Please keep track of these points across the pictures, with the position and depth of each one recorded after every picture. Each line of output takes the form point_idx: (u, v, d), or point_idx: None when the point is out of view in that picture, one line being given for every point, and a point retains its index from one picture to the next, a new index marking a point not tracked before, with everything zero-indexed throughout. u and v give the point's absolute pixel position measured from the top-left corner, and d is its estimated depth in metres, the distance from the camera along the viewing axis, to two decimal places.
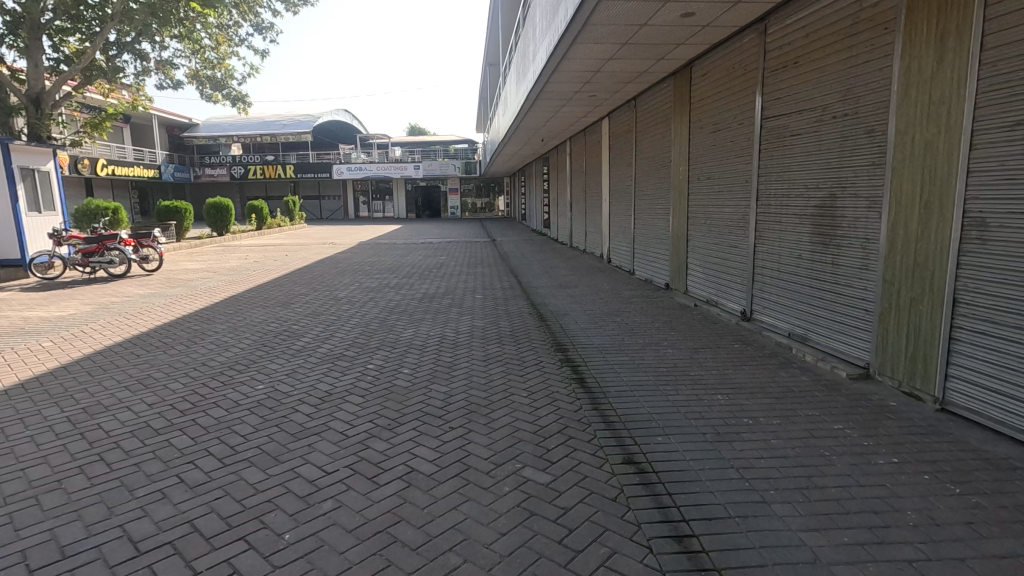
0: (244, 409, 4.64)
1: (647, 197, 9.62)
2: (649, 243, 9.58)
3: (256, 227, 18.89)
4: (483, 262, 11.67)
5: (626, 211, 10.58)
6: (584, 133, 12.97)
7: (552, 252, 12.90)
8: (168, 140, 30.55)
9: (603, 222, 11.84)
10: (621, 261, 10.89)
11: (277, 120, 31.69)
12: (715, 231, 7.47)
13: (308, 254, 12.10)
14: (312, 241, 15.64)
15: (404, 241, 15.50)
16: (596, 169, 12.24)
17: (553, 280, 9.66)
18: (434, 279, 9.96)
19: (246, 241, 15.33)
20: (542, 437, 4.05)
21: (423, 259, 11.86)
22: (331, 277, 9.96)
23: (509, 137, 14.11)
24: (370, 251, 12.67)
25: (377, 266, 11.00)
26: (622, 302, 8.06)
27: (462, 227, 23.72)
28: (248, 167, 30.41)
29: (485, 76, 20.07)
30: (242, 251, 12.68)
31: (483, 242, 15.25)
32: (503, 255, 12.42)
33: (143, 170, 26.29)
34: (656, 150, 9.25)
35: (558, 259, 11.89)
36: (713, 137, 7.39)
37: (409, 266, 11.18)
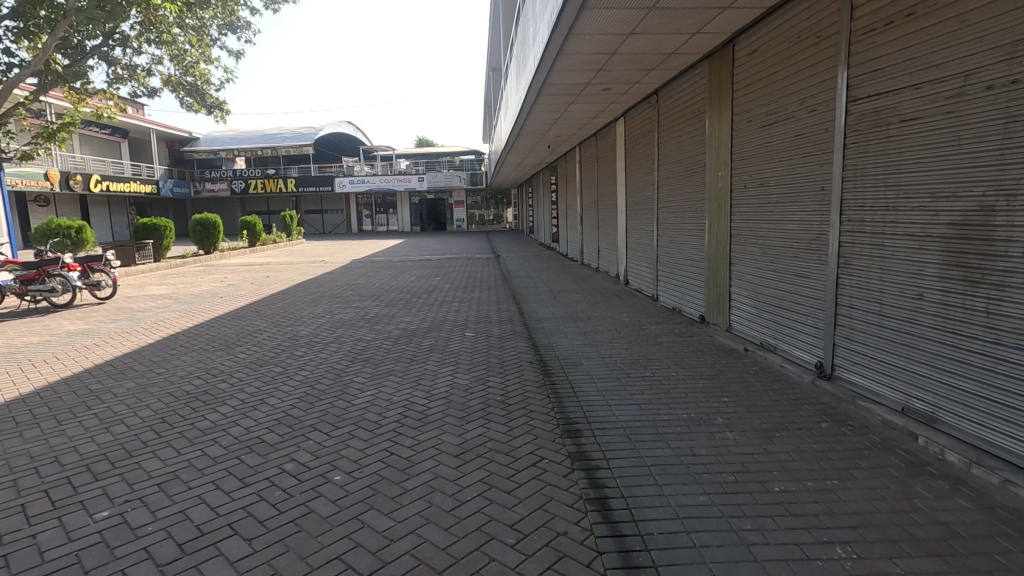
0: (147, 496, 4.10)
1: (674, 211, 8.42)
2: (676, 265, 8.40)
3: (248, 243, 18.03)
4: (483, 286, 10.57)
5: (647, 230, 9.40)
6: (595, 136, 11.79)
7: (560, 272, 11.77)
8: (167, 155, 30.02)
9: (618, 239, 10.67)
10: (640, 285, 9.72)
11: (278, 132, 31.02)
12: (775, 254, 6.25)
13: (294, 276, 11.12)
14: (304, 259, 14.69)
15: (401, 258, 14.46)
16: (610, 177, 11.05)
17: (561, 311, 8.52)
18: (427, 309, 8.89)
19: (233, 261, 14.40)
20: (510, 527, 3.55)
21: (417, 282, 10.84)
22: (312, 307, 8.94)
23: (513, 143, 12.87)
24: (361, 272, 11.64)
25: (365, 292, 9.96)
26: (642, 342, 6.93)
27: (467, 241, 22.68)
28: (248, 181, 29.78)
29: (488, 81, 19.11)
30: (221, 273, 11.67)
31: (486, 258, 14.16)
32: (508, 277, 11.29)
33: (139, 186, 25.67)
34: (683, 153, 8.10)
35: (568, 281, 10.76)
36: (774, 130, 6.14)
37: (400, 290, 10.13)
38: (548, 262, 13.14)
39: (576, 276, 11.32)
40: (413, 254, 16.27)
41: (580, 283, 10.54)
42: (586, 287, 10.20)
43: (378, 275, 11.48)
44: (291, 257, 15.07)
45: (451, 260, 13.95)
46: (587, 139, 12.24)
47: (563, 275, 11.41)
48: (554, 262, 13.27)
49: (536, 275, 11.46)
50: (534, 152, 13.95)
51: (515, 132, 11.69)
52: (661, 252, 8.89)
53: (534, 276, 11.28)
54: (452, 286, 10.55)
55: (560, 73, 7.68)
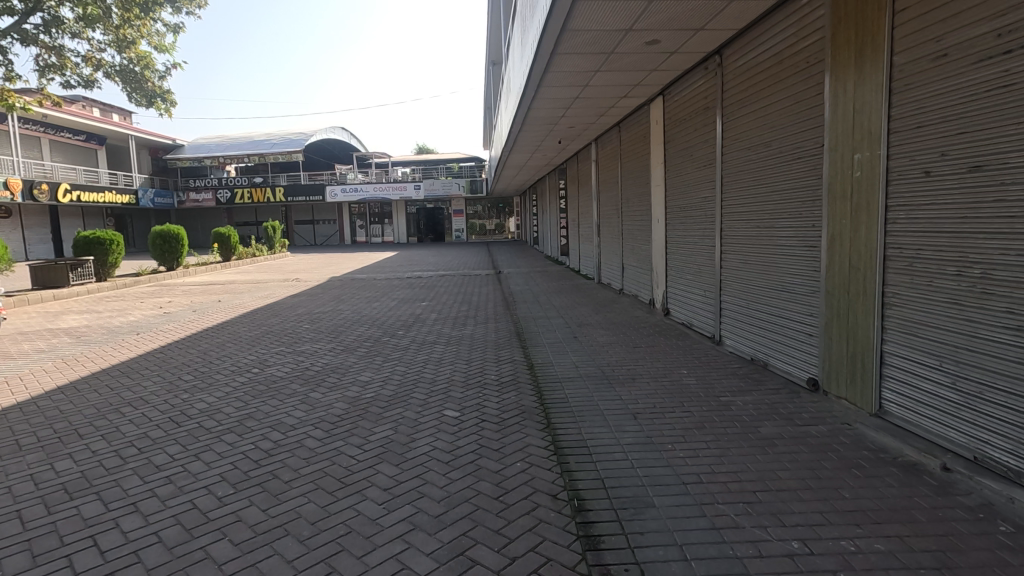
0: (191, 439, 4.55)
1: (767, 214, 5.84)
2: (765, 297, 5.91)
3: (223, 257, 16.27)
4: (481, 314, 8.74)
5: (700, 244, 7.25)
6: (623, 124, 9.78)
7: (577, 294, 9.85)
8: (151, 163, 28.57)
9: (656, 255, 8.56)
10: (686, 319, 7.67)
11: (267, 138, 29.52)
12: (1013, 293, 3.43)
13: (254, 298, 9.36)
14: (277, 275, 12.92)
15: (388, 273, 12.65)
16: (651, 169, 8.71)
17: (583, 353, 6.64)
18: (408, 345, 7.07)
19: (196, 278, 12.63)
20: (504, 479, 3.86)
21: (400, 307, 9.05)
22: (264, 341, 7.14)
23: (523, 132, 10.50)
24: (335, 293, 9.85)
25: (335, 320, 8.15)
26: (698, 400, 5.05)
27: (466, 253, 20.92)
28: (235, 190, 28.23)
29: (489, 76, 17.36)
30: (167, 296, 9.77)
31: (486, 274, 12.31)
32: (518, 302, 9.37)
33: (116, 196, 24.12)
34: (779, 132, 5.55)
35: (587, 308, 8.86)
36: (1022, 59, 3.31)
37: (378, 318, 8.31)
38: (558, 279, 11.27)
39: (593, 300, 9.43)
40: (403, 267, 14.44)
41: (601, 311, 8.64)
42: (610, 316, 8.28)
43: (355, 296, 9.68)
44: (263, 274, 13.29)
45: (445, 275, 12.14)
46: (619, 125, 9.86)
47: (579, 298, 9.52)
48: (565, 279, 11.40)
49: (549, 298, 9.55)
50: (542, 149, 11.97)
51: (523, 116, 9.46)
52: (737, 274, 6.44)
53: (547, 300, 9.39)
54: (441, 313, 8.72)
55: (574, 37, 6.00)
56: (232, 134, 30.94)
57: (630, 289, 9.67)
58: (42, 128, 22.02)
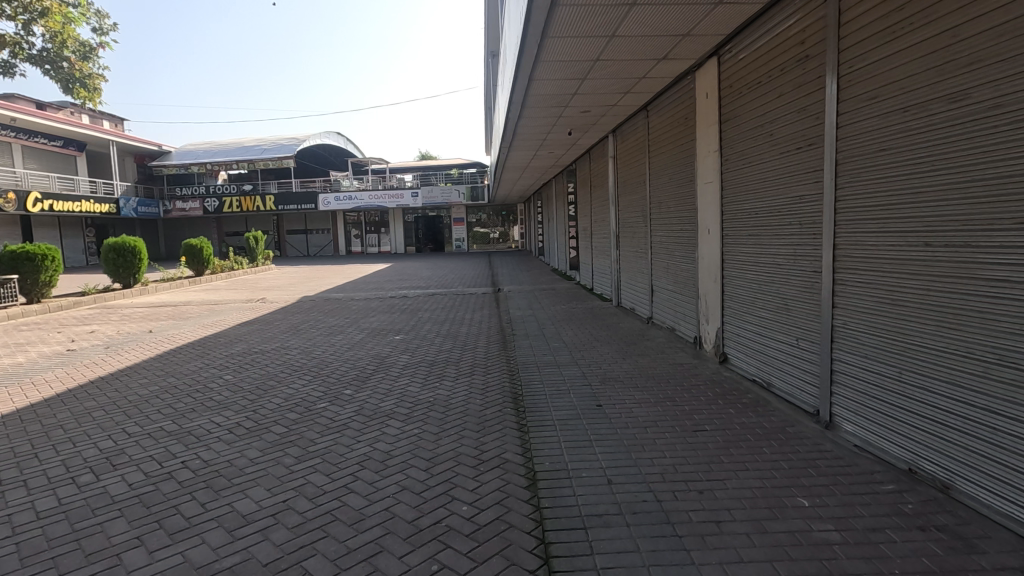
0: (124, 477, 4.16)
1: (963, 212, 3.42)
2: (949, 360, 3.53)
3: (194, 271, 14.79)
4: (469, 353, 6.95)
5: (786, 264, 5.15)
6: (652, 107, 7.87)
7: (596, 325, 7.98)
8: (135, 170, 27.28)
9: (707, 277, 6.61)
10: (754, 369, 5.68)
11: (258, 143, 28.14)
12: None
13: (195, 329, 7.71)
14: (243, 295, 11.28)
15: (369, 291, 10.96)
16: (703, 159, 6.62)
17: (609, 424, 4.77)
18: (369, 405, 5.30)
19: (149, 298, 11.01)
20: (476, 522, 3.49)
21: (371, 343, 7.32)
22: (179, 401, 5.44)
23: (528, 117, 8.48)
24: (294, 322, 8.14)
25: (282, 364, 6.43)
26: (798, 528, 3.20)
27: (463, 265, 19.28)
28: (223, 199, 26.91)
29: (487, 70, 15.73)
30: (97, 323, 8.19)
31: (483, 292, 10.59)
32: (521, 336, 7.51)
33: (94, 205, 22.78)
34: (989, 67, 3.20)
35: (610, 346, 6.99)
36: None
37: (339, 361, 6.58)
38: (568, 302, 9.46)
39: (615, 333, 7.57)
40: (389, 283, 12.73)
41: (628, 350, 6.75)
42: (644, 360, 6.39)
43: (319, 326, 7.97)
44: (228, 293, 11.64)
45: (434, 294, 10.42)
46: (653, 104, 7.79)
47: (597, 332, 7.66)
48: (578, 301, 9.58)
49: (563, 333, 7.66)
50: (548, 145, 10.15)
51: (524, 95, 7.53)
52: (866, 310, 4.18)
53: (561, 335, 7.50)
54: (420, 353, 6.95)
55: None
56: (221, 140, 29.56)
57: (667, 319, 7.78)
58: (13, 133, 20.74)
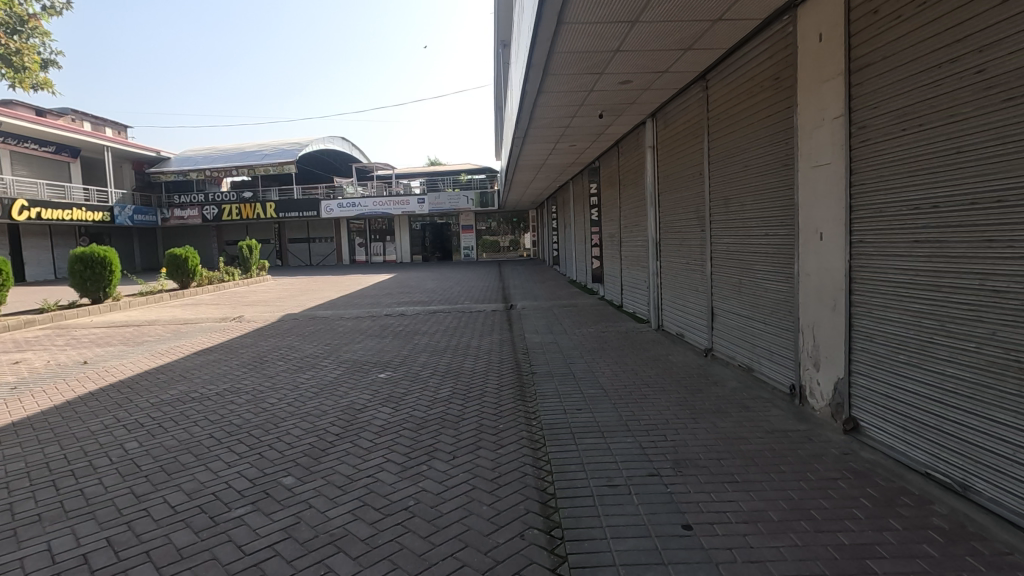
0: None
1: None
2: None
3: (179, 282, 13.61)
4: (469, 401, 5.33)
5: (994, 292, 3.02)
6: (714, 71, 5.87)
7: (632, 359, 6.26)
8: (133, 177, 26.39)
9: (807, 303, 4.53)
10: (899, 447, 3.68)
11: (259, 149, 27.09)
12: None
13: (138, 362, 6.32)
14: (220, 312, 9.93)
15: (361, 307, 9.53)
16: (805, 129, 4.45)
17: (697, 556, 2.84)
18: (316, 497, 3.59)
19: (113, 316, 9.72)
20: None
21: (347, 383, 5.82)
22: (58, 477, 3.93)
23: (546, 101, 6.76)
24: (260, 354, 6.70)
25: (223, 416, 4.94)
26: None
27: (472, 274, 17.82)
28: (223, 207, 25.90)
29: (498, 62, 14.38)
30: (31, 349, 6.88)
31: (492, 308, 9.09)
32: (537, 378, 5.86)
33: (86, 213, 21.80)
34: None
35: (655, 394, 5.23)
36: None
37: (299, 413, 5.07)
38: (592, 325, 7.85)
39: (658, 369, 5.91)
40: (388, 296, 11.32)
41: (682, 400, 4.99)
42: (712, 419, 4.55)
43: (288, 360, 6.51)
44: (203, 310, 10.31)
45: (435, 312, 8.94)
46: (721, 61, 5.66)
47: (637, 369, 5.91)
48: (604, 322, 7.94)
49: (590, 372, 5.91)
50: (570, 135, 8.32)
51: (541, 77, 5.90)
52: None
53: (592, 377, 5.75)
54: (405, 400, 5.38)
55: None
56: (222, 146, 28.57)
57: (733, 353, 5.81)
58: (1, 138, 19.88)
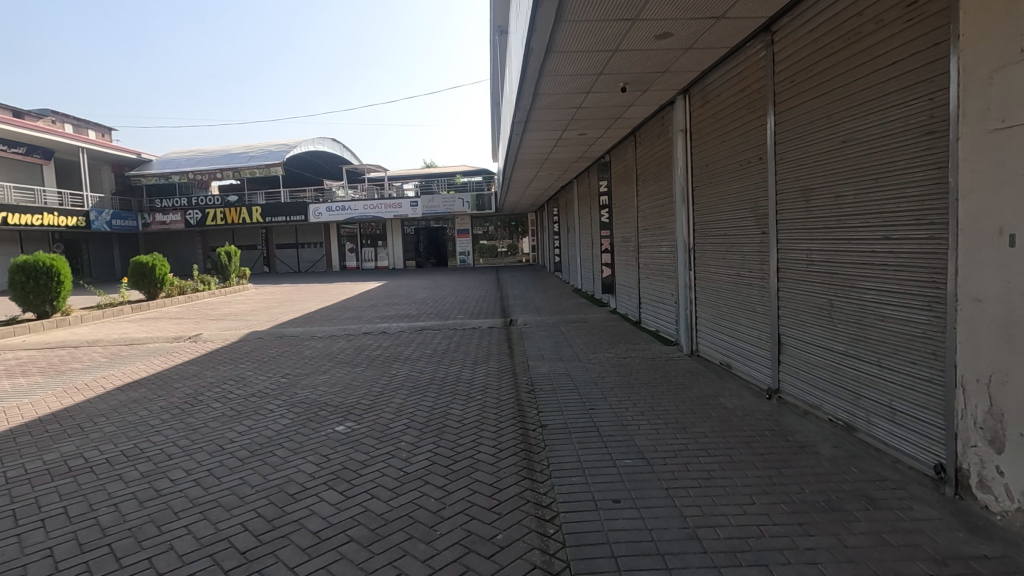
0: None
1: None
2: None
3: (144, 292, 12.42)
4: (453, 469, 4.05)
5: None
6: (788, 24, 4.41)
7: (662, 407, 4.96)
8: (111, 180, 25.19)
9: (981, 344, 2.88)
10: None
11: (245, 151, 25.91)
12: None
13: (43, 404, 5.09)
14: (177, 329, 8.70)
15: (337, 324, 8.29)
16: (978, 73, 2.83)
17: None
18: None
19: (54, 334, 8.48)
20: None
21: (295, 438, 4.59)
22: None
23: (556, 69, 5.41)
24: (199, 394, 5.49)
25: (116, 500, 3.71)
26: None
27: (467, 282, 16.59)
28: (206, 212, 24.69)
29: (494, 51, 13.19)
30: None
31: (488, 326, 7.83)
32: (537, 433, 4.55)
33: (59, 219, 20.56)
34: None
35: (705, 465, 3.87)
36: None
37: (222, 490, 3.82)
38: (605, 349, 6.61)
39: (703, 419, 4.65)
40: (371, 309, 10.09)
41: (746, 476, 3.64)
42: (802, 517, 3.17)
43: (232, 401, 5.29)
44: (159, 326, 9.08)
45: (420, 329, 7.72)
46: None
47: (669, 423, 4.59)
48: (621, 343, 6.67)
49: (612, 430, 4.53)
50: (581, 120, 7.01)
51: (552, 29, 4.54)
52: None
53: (616, 434, 4.41)
54: (368, 470, 4.09)
55: None
56: (206, 147, 27.36)
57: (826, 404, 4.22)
58: None
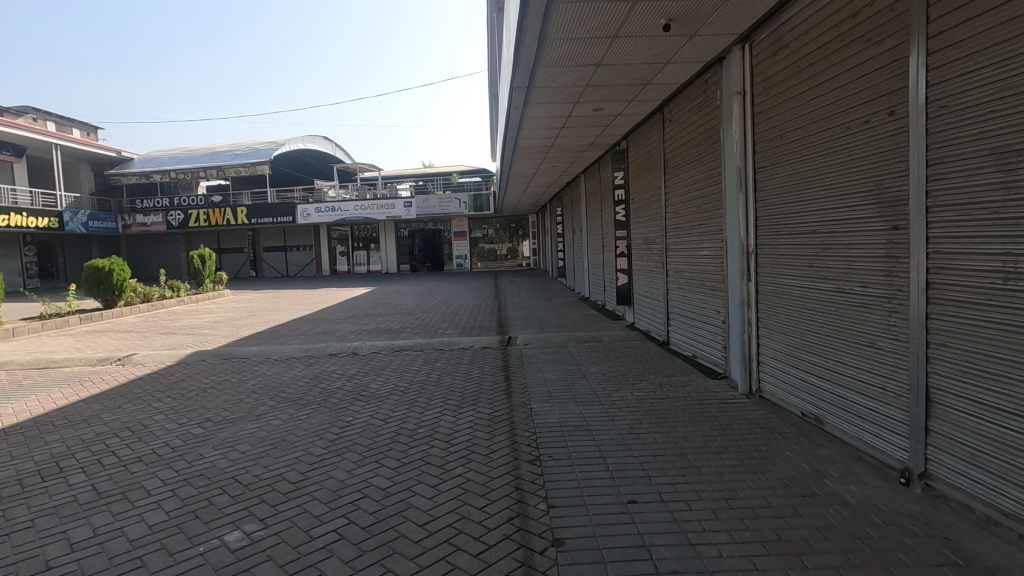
0: None
1: None
2: None
3: (100, 300, 11.10)
4: (429, 529, 2.27)
5: None
6: None
7: (734, 423, 3.33)
8: (90, 180, 23.93)
9: None
10: None
11: (231, 149, 24.64)
12: None
13: None
14: (112, 347, 7.28)
15: (301, 341, 6.94)
16: None
17: None
18: None
19: None
20: None
21: (189, 470, 3.00)
22: None
23: (549, 62, 3.96)
24: (84, 418, 3.98)
25: None
26: None
27: (464, 289, 15.23)
28: (188, 212, 23.36)
29: (491, 35, 11.96)
30: None
31: (482, 342, 6.46)
32: (559, 466, 2.84)
33: (29, 219, 19.12)
34: None
35: (848, 513, 2.20)
36: None
37: (10, 564, 2.11)
38: (633, 359, 5.09)
39: None
40: (348, 321, 8.74)
41: (919, 532, 2.03)
42: None
43: (123, 429, 3.76)
44: (95, 344, 7.66)
45: (399, 350, 6.30)
46: None
47: (758, 448, 2.92)
48: (652, 357, 5.17)
49: (674, 460, 2.82)
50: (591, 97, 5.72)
51: (546, 4, 3.10)
52: None
53: (684, 467, 2.70)
54: (271, 528, 2.32)
55: None
56: (191, 147, 26.11)
57: (849, 437, 2.83)
58: None
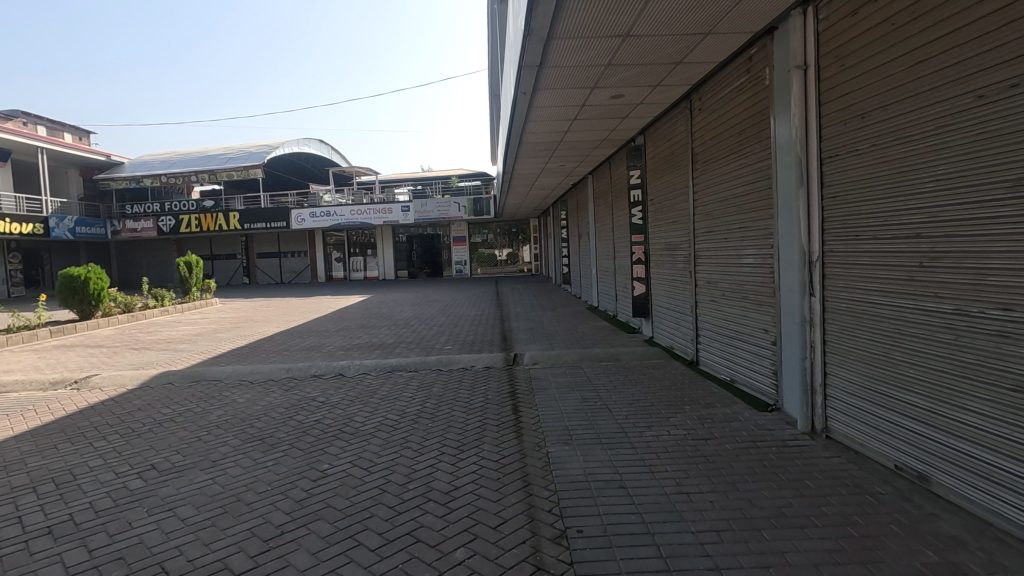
0: None
1: None
2: None
3: (75, 310, 10.36)
4: None
5: None
6: None
7: (807, 477, 2.64)
8: (78, 184, 23.23)
9: None
10: None
11: (224, 153, 23.97)
12: None
13: None
14: (74, 366, 6.55)
15: (283, 359, 6.24)
16: None
17: None
18: None
19: None
20: None
21: (109, 548, 2.31)
22: None
23: (565, 32, 3.28)
24: (2, 465, 3.26)
25: None
26: None
27: (464, 297, 14.52)
28: (180, 218, 22.65)
29: (491, 29, 11.31)
30: None
31: (485, 360, 5.76)
32: (591, 548, 2.13)
33: (12, 225, 18.40)
34: None
35: None
36: None
37: None
38: (661, 384, 4.39)
39: None
40: (338, 334, 8.03)
41: None
42: None
43: (46, 480, 3.05)
44: (57, 362, 6.91)
45: (391, 370, 5.60)
46: None
47: (850, 519, 2.24)
48: (682, 381, 4.47)
49: (746, 540, 2.11)
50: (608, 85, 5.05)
51: None
52: None
53: (763, 554, 2.01)
54: None
55: None
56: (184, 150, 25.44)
57: (979, 504, 2.16)
58: None
